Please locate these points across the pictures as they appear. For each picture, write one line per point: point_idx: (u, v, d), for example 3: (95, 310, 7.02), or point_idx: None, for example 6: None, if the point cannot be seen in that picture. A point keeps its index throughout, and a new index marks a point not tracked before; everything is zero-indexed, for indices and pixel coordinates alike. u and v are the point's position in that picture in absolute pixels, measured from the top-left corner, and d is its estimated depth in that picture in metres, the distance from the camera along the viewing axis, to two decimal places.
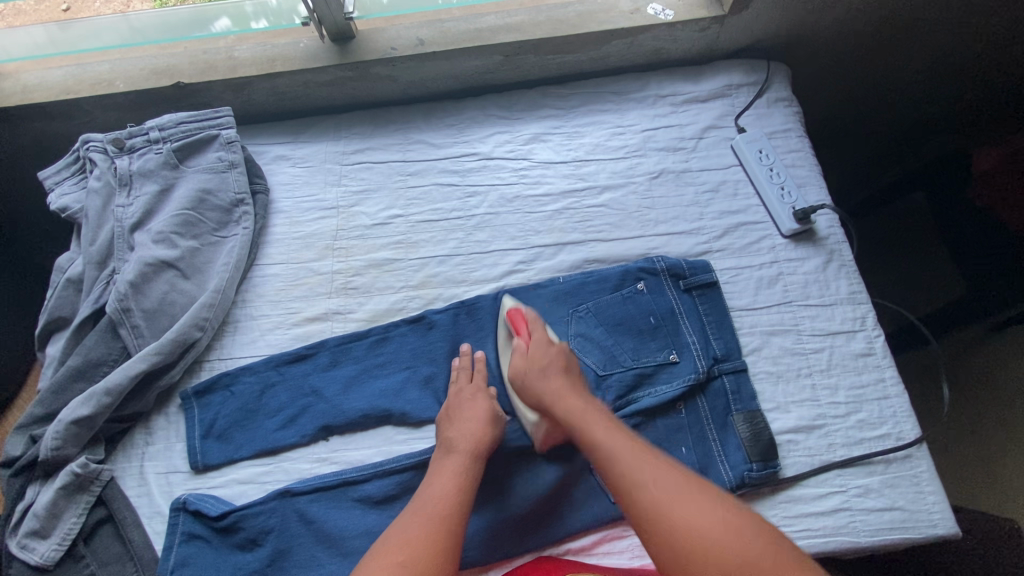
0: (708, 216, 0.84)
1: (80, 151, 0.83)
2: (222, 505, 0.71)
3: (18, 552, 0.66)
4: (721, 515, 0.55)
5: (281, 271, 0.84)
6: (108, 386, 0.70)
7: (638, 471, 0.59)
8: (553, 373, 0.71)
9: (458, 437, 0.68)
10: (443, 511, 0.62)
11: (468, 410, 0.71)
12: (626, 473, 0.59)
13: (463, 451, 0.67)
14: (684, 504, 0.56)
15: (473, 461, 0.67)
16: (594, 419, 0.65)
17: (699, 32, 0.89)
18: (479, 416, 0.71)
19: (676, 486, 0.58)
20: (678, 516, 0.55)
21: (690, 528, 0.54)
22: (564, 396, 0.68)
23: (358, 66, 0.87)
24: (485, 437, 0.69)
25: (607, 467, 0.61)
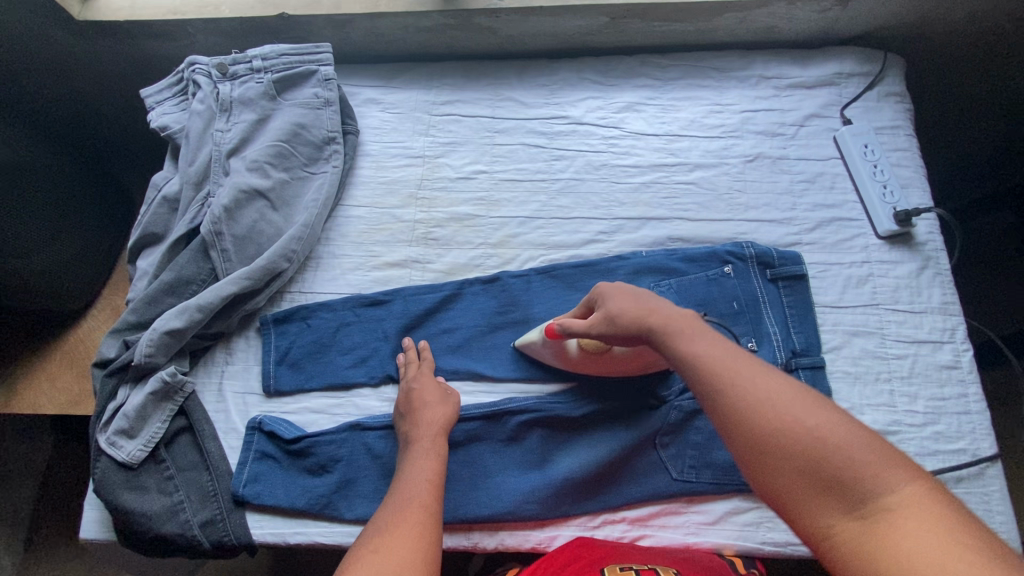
0: (801, 207, 0.82)
1: (185, 73, 0.84)
2: (294, 430, 0.74)
3: (107, 447, 0.70)
4: (838, 423, 0.43)
5: (365, 214, 0.85)
6: (200, 303, 0.73)
7: (732, 367, 0.47)
8: (643, 296, 0.58)
9: (418, 425, 0.68)
10: (419, 493, 0.59)
11: (423, 395, 0.71)
12: (718, 368, 0.48)
13: (425, 434, 0.67)
14: (788, 404, 0.44)
15: (438, 443, 0.66)
16: (696, 326, 0.53)
17: (818, 13, 0.85)
18: (431, 397, 0.71)
19: (773, 384, 0.46)
20: (773, 408, 0.44)
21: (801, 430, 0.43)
22: (649, 309, 0.57)
23: (461, 14, 0.85)
24: (446, 416, 0.70)
25: (692, 364, 0.50)
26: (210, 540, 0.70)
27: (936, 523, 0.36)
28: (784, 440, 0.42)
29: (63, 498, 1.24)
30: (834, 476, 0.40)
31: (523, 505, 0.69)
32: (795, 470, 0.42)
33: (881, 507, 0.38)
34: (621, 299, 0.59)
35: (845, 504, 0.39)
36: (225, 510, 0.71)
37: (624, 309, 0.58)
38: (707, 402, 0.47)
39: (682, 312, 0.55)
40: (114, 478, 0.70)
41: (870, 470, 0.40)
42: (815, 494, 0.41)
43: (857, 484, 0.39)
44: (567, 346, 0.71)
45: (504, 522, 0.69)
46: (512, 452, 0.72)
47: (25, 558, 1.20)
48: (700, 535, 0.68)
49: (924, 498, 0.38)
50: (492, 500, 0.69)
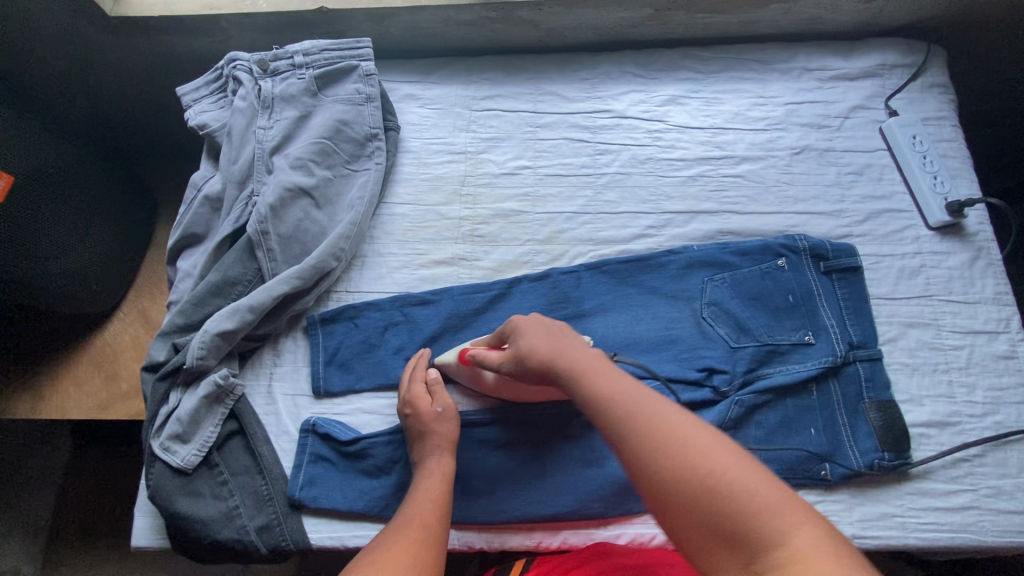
0: (850, 199, 0.82)
1: (225, 69, 0.83)
2: (349, 431, 0.73)
3: (161, 452, 0.69)
4: (728, 467, 0.44)
5: (409, 211, 0.84)
6: (251, 303, 0.72)
7: (636, 414, 0.49)
8: (557, 338, 0.61)
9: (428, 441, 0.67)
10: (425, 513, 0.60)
11: (423, 410, 0.69)
12: (621, 414, 0.50)
13: (436, 455, 0.67)
14: (689, 451, 0.46)
15: (448, 462, 0.67)
16: (603, 367, 0.55)
17: (863, 3, 0.84)
18: (437, 412, 0.69)
19: (685, 431, 0.47)
20: (684, 454, 0.46)
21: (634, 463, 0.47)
22: (562, 347, 0.59)
23: (504, 7, 0.84)
24: (452, 433, 0.69)
25: (597, 407, 0.52)
26: (267, 545, 0.68)
27: (829, 575, 0.38)
28: (686, 494, 0.44)
29: (85, 505, 1.22)
30: (729, 530, 0.42)
31: (588, 503, 0.68)
32: (692, 522, 0.44)
33: (774, 563, 0.40)
34: (532, 337, 0.62)
35: (738, 559, 0.41)
36: (282, 514, 0.70)
37: (535, 348, 0.61)
38: (616, 447, 0.49)
39: (591, 354, 0.58)
40: (169, 484, 0.68)
41: (761, 524, 0.41)
42: (714, 547, 0.42)
43: (750, 537, 0.41)
44: (483, 374, 0.71)
45: (567, 520, 0.68)
46: (572, 450, 0.72)
47: (46, 566, 1.18)
48: None
49: (818, 551, 0.39)
50: (554, 498, 0.69)
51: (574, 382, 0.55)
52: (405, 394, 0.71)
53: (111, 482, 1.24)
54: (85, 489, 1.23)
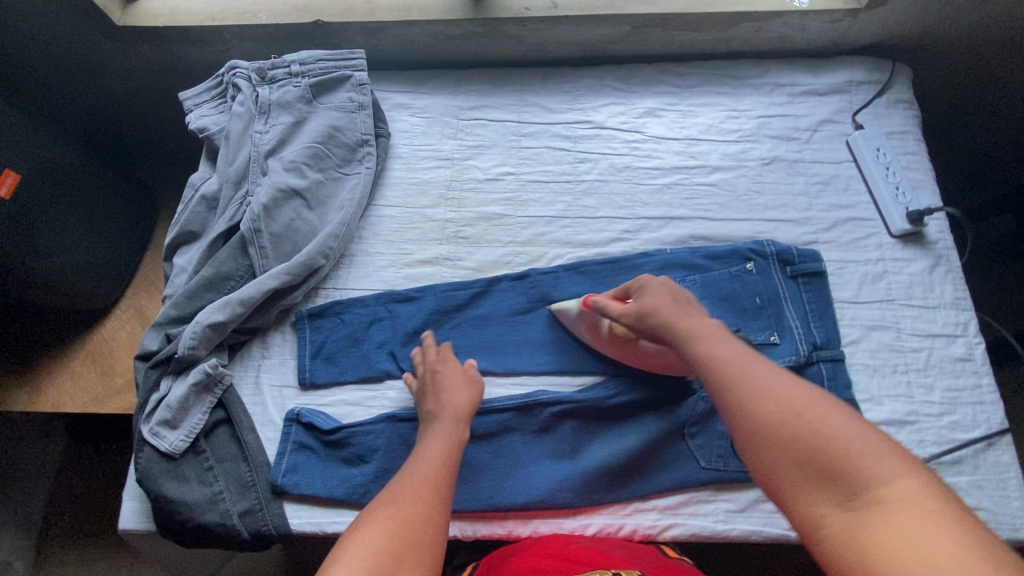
0: (817, 207, 0.85)
1: (225, 77, 0.88)
2: (331, 421, 0.76)
3: (150, 437, 0.72)
4: (838, 417, 0.46)
5: (396, 213, 0.88)
6: (242, 297, 0.75)
7: (744, 369, 0.53)
8: (681, 303, 0.65)
9: (441, 405, 0.69)
10: (433, 470, 0.61)
11: (448, 377, 0.73)
12: (730, 368, 0.53)
13: (448, 417, 0.68)
14: (798, 400, 0.48)
15: (461, 425, 0.68)
16: (727, 336, 0.59)
17: (831, 23, 0.89)
18: (457, 382, 0.72)
19: (790, 387, 0.50)
20: (782, 404, 0.48)
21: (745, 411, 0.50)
22: (686, 316, 0.63)
23: (490, 23, 0.89)
24: (471, 403, 0.71)
25: (707, 365, 0.55)
26: (249, 529, 0.71)
27: (926, 510, 0.39)
28: (790, 432, 0.46)
29: (77, 500, 1.25)
30: (830, 468, 0.44)
31: (558, 493, 0.71)
32: (791, 460, 0.45)
33: (875, 498, 0.41)
34: (657, 299, 0.66)
35: (839, 496, 0.42)
36: (264, 500, 0.72)
37: (657, 309, 0.65)
38: (721, 399, 0.52)
39: (709, 324, 0.61)
40: (157, 468, 0.71)
41: (868, 465, 0.42)
42: (813, 485, 0.44)
43: (853, 478, 0.42)
44: (601, 325, 0.76)
45: (538, 509, 0.71)
46: (545, 442, 0.75)
47: (38, 560, 1.20)
48: (729, 523, 0.70)
49: (920, 492, 0.40)
50: (526, 487, 0.71)
51: (691, 347, 0.59)
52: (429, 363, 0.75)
53: (103, 477, 1.27)
54: (77, 484, 1.26)
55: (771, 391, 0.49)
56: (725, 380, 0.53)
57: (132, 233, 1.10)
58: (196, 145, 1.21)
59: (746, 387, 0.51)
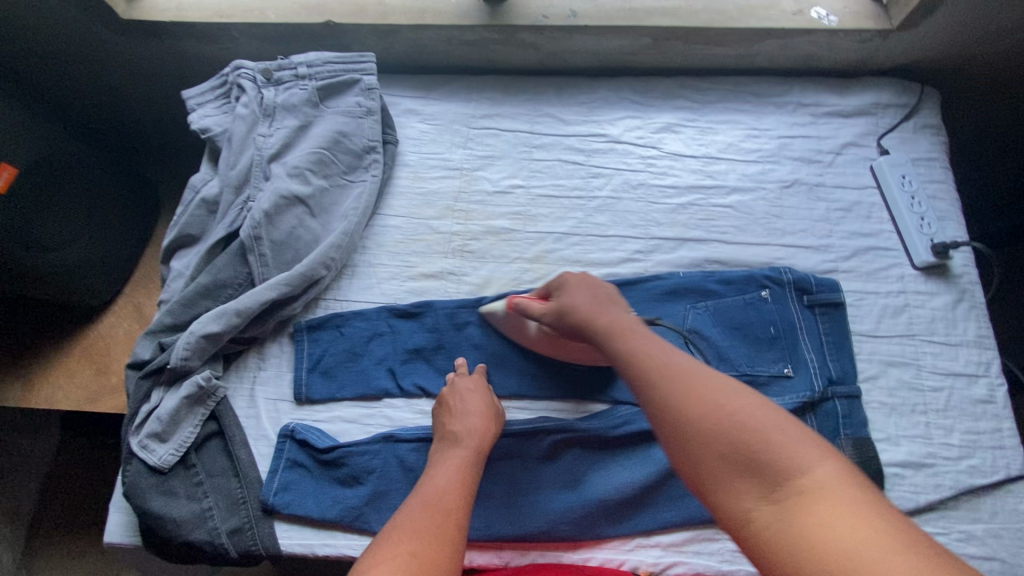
0: (837, 234, 0.82)
1: (230, 76, 0.85)
2: (327, 439, 0.73)
3: (139, 450, 0.69)
4: (746, 407, 0.48)
5: (401, 224, 0.86)
6: (239, 307, 0.73)
7: (674, 366, 0.55)
8: (601, 298, 0.69)
9: (462, 432, 0.67)
10: (450, 501, 0.58)
11: (472, 403, 0.70)
12: (658, 367, 0.55)
13: (470, 445, 0.65)
14: (716, 393, 0.50)
15: (478, 458, 0.65)
16: (635, 333, 0.62)
17: (859, 43, 0.85)
18: (481, 408, 0.69)
19: (711, 381, 0.52)
20: (709, 398, 0.50)
21: (676, 410, 0.51)
22: (603, 312, 0.67)
23: (505, 30, 0.86)
24: (489, 433, 0.68)
25: (637, 365, 0.57)
26: (238, 548, 0.69)
27: (843, 498, 0.40)
28: (714, 425, 0.48)
29: (67, 495, 1.22)
30: (752, 458, 0.45)
31: (558, 524, 0.68)
32: (719, 454, 0.46)
33: (795, 488, 0.42)
34: (574, 295, 0.70)
35: (761, 484, 0.43)
36: (255, 518, 0.70)
37: (575, 305, 0.69)
38: (647, 396, 0.54)
39: (629, 321, 0.65)
40: (144, 482, 0.69)
41: (789, 452, 0.44)
42: (734, 476, 0.45)
43: (771, 465, 0.44)
44: (527, 326, 0.76)
45: (537, 541, 0.68)
46: (546, 470, 0.72)
47: (25, 554, 1.18)
48: (734, 563, 0.68)
49: (833, 477, 0.41)
50: (525, 517, 0.69)
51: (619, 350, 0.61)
52: (455, 386, 0.72)
53: (95, 472, 1.24)
54: (68, 479, 1.23)
55: (693, 386, 0.52)
56: (659, 378, 0.54)
57: (132, 230, 1.07)
58: (200, 143, 1.20)
59: (675, 383, 0.53)
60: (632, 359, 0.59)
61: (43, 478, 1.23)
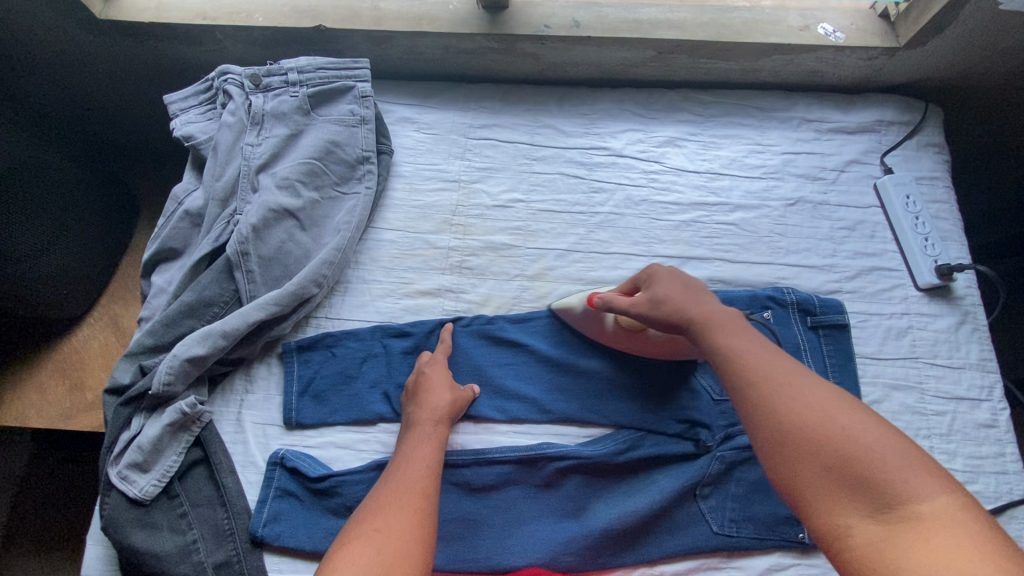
0: (841, 254, 0.81)
1: (215, 82, 0.80)
2: (319, 467, 0.70)
3: (118, 481, 0.65)
4: (861, 421, 0.45)
5: (397, 238, 0.82)
6: (225, 328, 0.69)
7: (775, 367, 0.50)
8: (692, 291, 0.64)
9: (418, 410, 0.68)
10: (415, 477, 0.59)
11: (431, 381, 0.70)
12: (752, 366, 0.51)
13: (426, 419, 0.67)
14: (818, 400, 0.47)
15: (439, 429, 0.66)
16: (735, 327, 0.57)
17: (865, 60, 0.84)
18: (439, 385, 0.70)
19: (822, 389, 0.48)
20: (808, 405, 0.47)
21: (774, 410, 0.47)
22: (699, 304, 0.61)
23: (506, 39, 0.83)
24: (449, 405, 0.69)
25: (731, 361, 0.53)
26: None
27: (962, 530, 0.38)
28: (822, 440, 0.44)
29: (42, 509, 1.17)
30: (861, 475, 0.42)
31: (560, 556, 0.66)
32: (821, 467, 0.44)
33: (909, 514, 0.39)
34: (669, 289, 0.64)
35: (875, 509, 0.41)
36: (242, 551, 0.67)
37: (671, 298, 0.63)
38: (738, 391, 0.51)
39: (725, 311, 0.60)
40: (124, 515, 0.65)
41: (901, 476, 0.41)
42: (838, 492, 0.42)
43: (884, 487, 0.41)
44: (603, 319, 0.74)
45: None
46: (548, 498, 0.70)
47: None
48: None
49: (957, 509, 0.39)
50: (526, 548, 0.67)
51: (714, 345, 0.56)
52: (420, 369, 0.72)
53: (74, 483, 1.20)
54: (43, 491, 1.18)
55: (798, 391, 0.48)
56: (752, 376, 0.51)
57: (107, 236, 1.02)
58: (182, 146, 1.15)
59: (771, 387, 0.49)
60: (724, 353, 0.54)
61: (18, 488, 1.18)
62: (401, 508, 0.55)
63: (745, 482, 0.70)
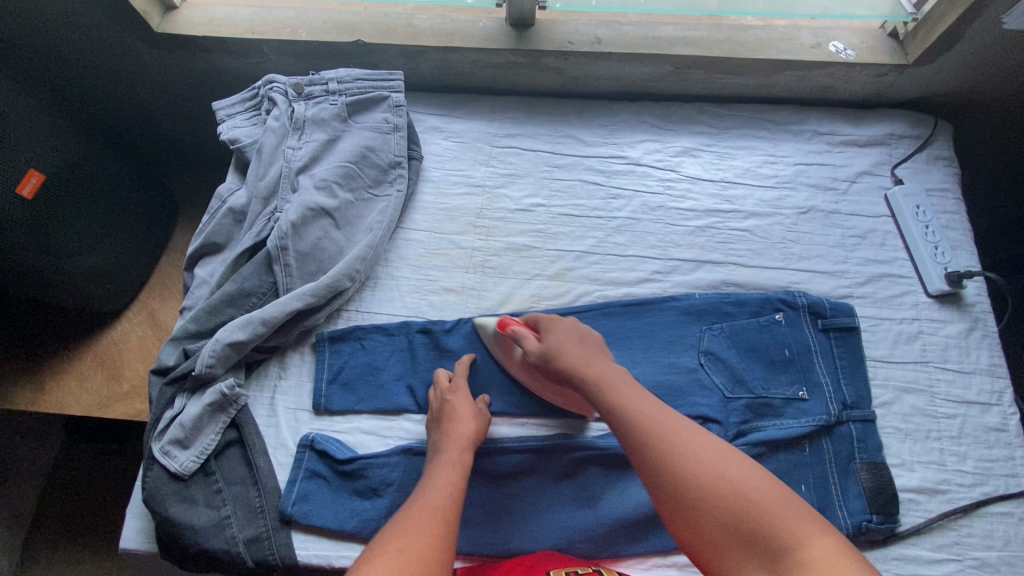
0: (852, 261, 0.84)
1: (262, 90, 0.87)
2: (347, 450, 0.74)
3: (161, 456, 0.70)
4: (741, 473, 0.52)
5: (424, 238, 0.87)
6: (265, 316, 0.74)
7: (665, 429, 0.57)
8: (585, 347, 0.69)
9: (448, 437, 0.68)
10: (439, 503, 0.60)
11: (459, 407, 0.71)
12: (648, 427, 0.57)
13: (454, 447, 0.67)
14: (703, 460, 0.54)
15: (465, 459, 0.67)
16: (622, 384, 0.63)
17: (875, 76, 0.88)
18: (465, 414, 0.71)
19: (709, 446, 0.55)
20: (698, 467, 0.53)
21: (671, 476, 0.53)
22: (587, 359, 0.67)
23: (532, 54, 0.88)
24: (475, 435, 0.70)
25: (628, 424, 0.59)
26: (254, 558, 0.69)
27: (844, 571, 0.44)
28: (715, 497, 0.51)
29: (68, 502, 1.21)
30: (752, 531, 0.48)
31: (576, 542, 0.69)
32: (722, 526, 0.50)
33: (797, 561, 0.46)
34: (565, 342, 0.69)
35: (765, 558, 0.47)
36: (272, 528, 0.70)
37: (564, 351, 0.68)
38: (638, 460, 0.56)
39: (614, 368, 0.66)
40: (165, 488, 0.69)
41: (786, 526, 0.48)
42: (739, 548, 0.48)
43: (770, 537, 0.48)
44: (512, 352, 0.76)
45: None
46: (564, 487, 0.72)
47: (22, 558, 1.17)
48: None
49: (832, 549, 0.46)
50: (542, 533, 0.69)
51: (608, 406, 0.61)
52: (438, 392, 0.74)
53: (98, 478, 1.24)
54: (72, 482, 1.23)
55: (687, 452, 0.54)
56: (647, 441, 0.56)
57: (149, 234, 1.09)
58: (222, 152, 1.22)
59: (667, 451, 0.55)
60: (622, 417, 0.59)
61: (48, 477, 1.23)
62: (425, 531, 0.56)
63: None
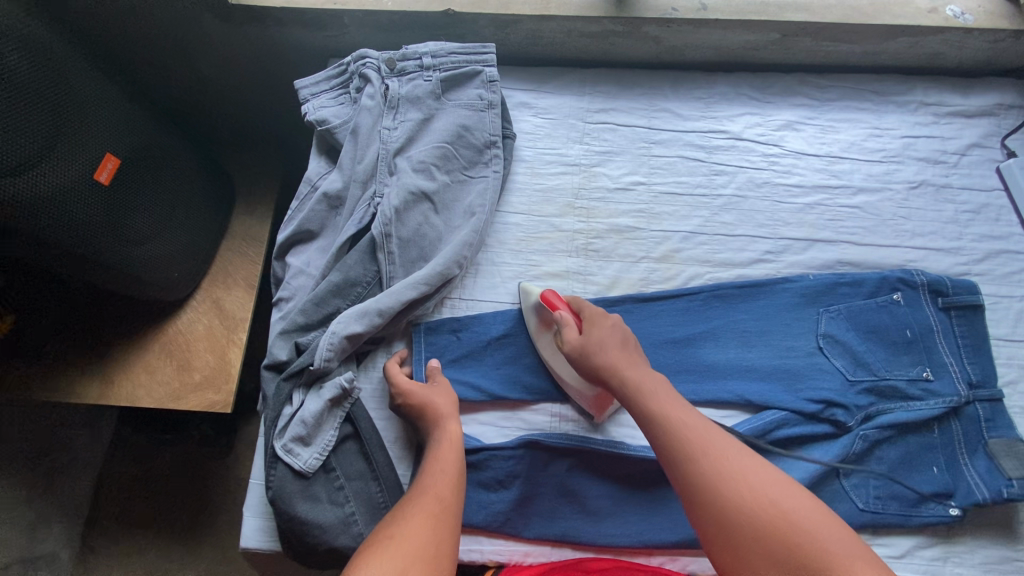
0: (968, 237, 0.82)
1: (352, 66, 0.82)
2: (469, 441, 0.72)
3: (283, 454, 0.68)
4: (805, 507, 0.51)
5: (522, 221, 0.83)
6: (381, 307, 0.71)
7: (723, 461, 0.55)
8: (633, 357, 0.67)
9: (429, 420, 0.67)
10: (438, 483, 0.60)
11: (428, 395, 0.69)
12: (707, 458, 0.56)
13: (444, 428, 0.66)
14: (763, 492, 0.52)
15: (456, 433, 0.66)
16: (677, 407, 0.61)
17: (991, 43, 0.85)
18: (435, 395, 0.69)
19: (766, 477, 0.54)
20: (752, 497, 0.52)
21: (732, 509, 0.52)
22: (641, 378, 0.64)
23: (632, 22, 0.84)
24: (451, 406, 0.69)
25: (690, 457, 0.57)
26: None
27: None
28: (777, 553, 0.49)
29: (124, 493, 1.18)
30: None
31: None
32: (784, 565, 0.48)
33: None
34: (607, 341, 0.67)
35: None
36: None
37: (604, 349, 0.67)
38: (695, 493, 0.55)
39: (667, 393, 0.63)
40: (290, 487, 0.67)
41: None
42: None
43: None
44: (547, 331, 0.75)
45: (689, 547, 0.68)
46: None
47: (82, 553, 1.13)
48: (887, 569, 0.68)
49: None
50: (674, 524, 0.69)
51: (654, 423, 0.60)
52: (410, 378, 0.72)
53: (151, 468, 1.20)
54: (126, 479, 1.19)
55: (743, 483, 0.53)
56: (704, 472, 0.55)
57: (212, 219, 1.03)
58: (278, 133, 1.16)
59: (726, 482, 0.54)
60: (677, 441, 0.58)
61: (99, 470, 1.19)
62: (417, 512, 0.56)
63: (888, 461, 0.71)
